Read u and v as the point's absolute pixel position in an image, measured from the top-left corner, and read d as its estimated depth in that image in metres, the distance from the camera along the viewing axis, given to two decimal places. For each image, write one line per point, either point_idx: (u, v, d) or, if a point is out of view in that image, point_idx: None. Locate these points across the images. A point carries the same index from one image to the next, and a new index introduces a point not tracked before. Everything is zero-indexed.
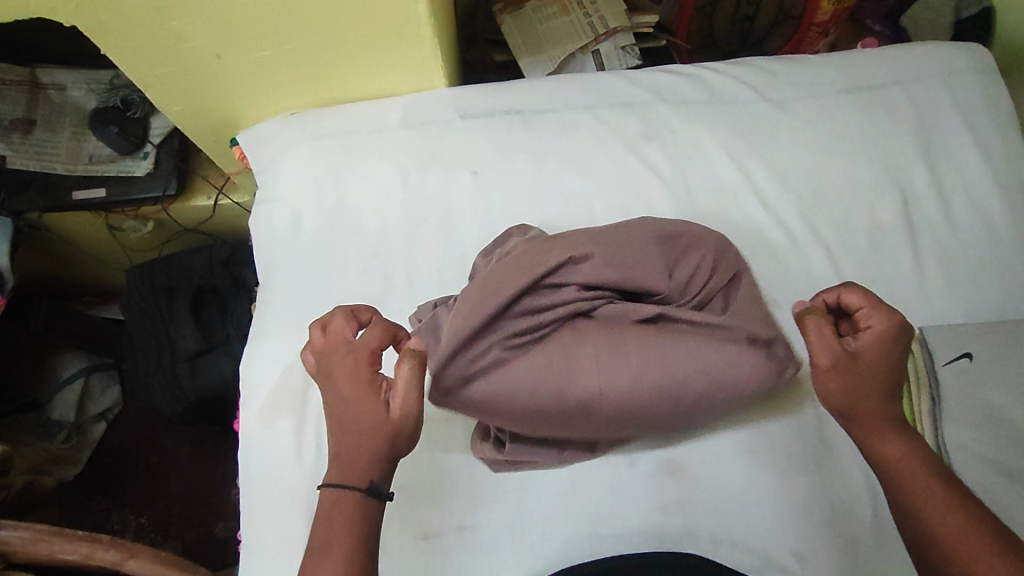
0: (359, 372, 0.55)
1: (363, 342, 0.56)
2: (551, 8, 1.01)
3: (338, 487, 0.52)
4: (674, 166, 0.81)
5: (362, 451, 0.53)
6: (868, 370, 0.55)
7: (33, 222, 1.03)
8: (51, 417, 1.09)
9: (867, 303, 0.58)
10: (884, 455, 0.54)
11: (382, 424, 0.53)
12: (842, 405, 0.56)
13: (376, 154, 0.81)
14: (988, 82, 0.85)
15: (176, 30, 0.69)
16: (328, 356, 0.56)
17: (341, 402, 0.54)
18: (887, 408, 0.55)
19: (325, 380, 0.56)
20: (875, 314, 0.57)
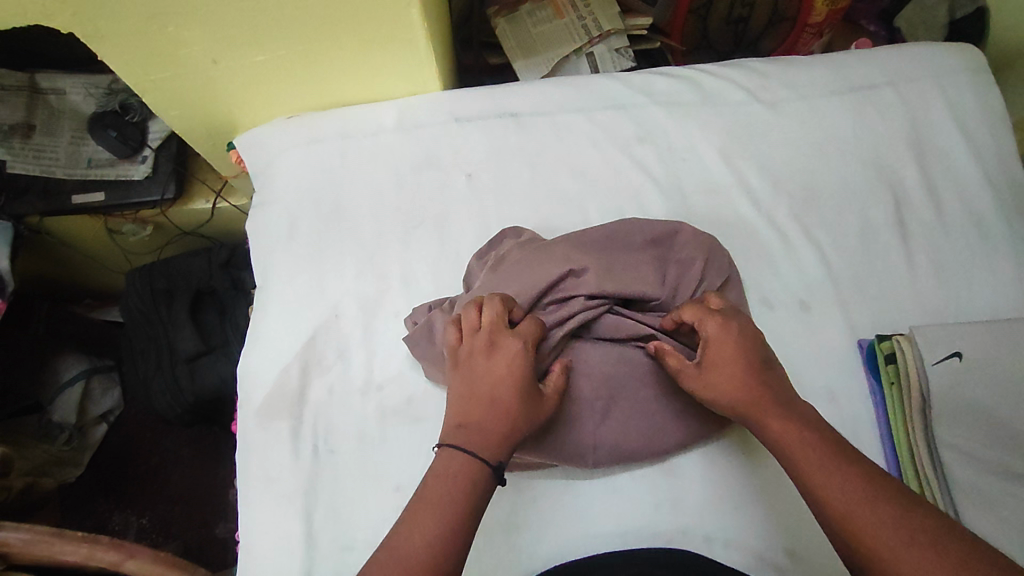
0: (520, 354, 0.58)
1: (524, 331, 0.60)
2: (545, 11, 1.02)
3: (474, 455, 0.54)
4: (667, 168, 0.81)
5: (501, 425, 0.56)
6: (725, 372, 0.59)
7: (33, 226, 1.04)
8: (52, 419, 1.09)
9: (697, 315, 0.62)
10: (773, 436, 0.56)
11: (535, 408, 0.58)
12: (730, 405, 0.59)
13: (371, 157, 0.82)
14: (979, 82, 0.86)
15: (172, 36, 0.70)
16: (490, 334, 0.60)
17: (498, 376, 0.57)
18: (760, 399, 0.57)
19: (483, 352, 0.59)
20: (709, 319, 0.61)
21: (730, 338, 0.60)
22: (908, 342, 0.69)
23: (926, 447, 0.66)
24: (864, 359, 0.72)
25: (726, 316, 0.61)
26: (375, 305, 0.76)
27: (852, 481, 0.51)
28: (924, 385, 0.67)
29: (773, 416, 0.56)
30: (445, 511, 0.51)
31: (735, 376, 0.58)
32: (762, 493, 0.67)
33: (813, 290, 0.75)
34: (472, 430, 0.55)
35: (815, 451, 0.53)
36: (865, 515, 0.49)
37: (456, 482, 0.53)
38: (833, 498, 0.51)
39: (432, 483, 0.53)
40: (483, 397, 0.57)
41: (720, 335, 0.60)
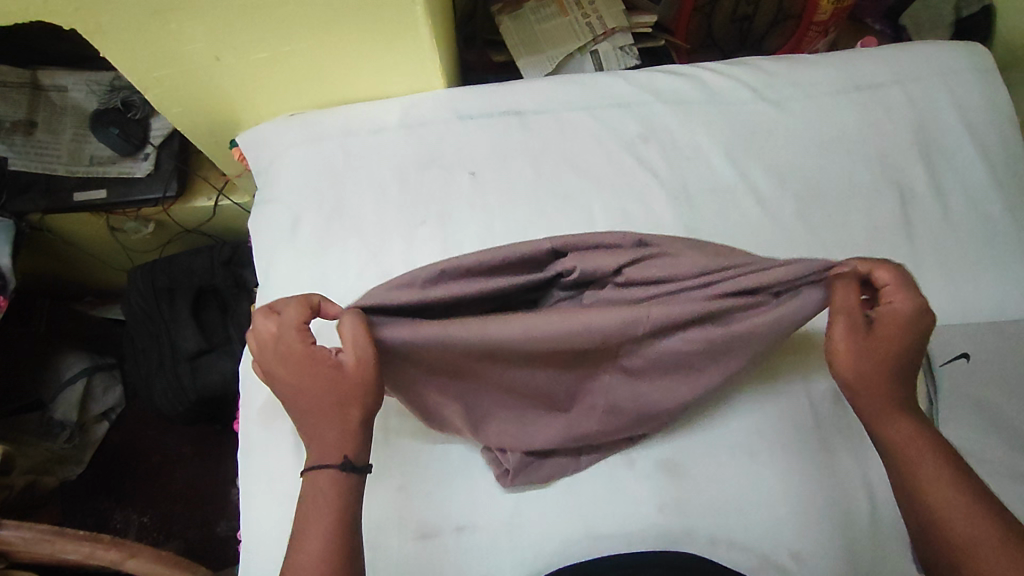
0: (298, 353, 0.56)
1: (285, 333, 0.57)
2: (550, 8, 1.01)
3: (315, 466, 0.55)
4: (672, 167, 0.81)
5: (324, 423, 0.55)
6: (884, 348, 0.57)
7: (35, 223, 1.04)
8: (53, 417, 1.09)
9: (896, 283, 0.58)
10: (892, 439, 0.57)
11: (342, 389, 0.55)
12: (850, 378, 0.58)
13: (374, 155, 0.81)
14: (987, 81, 0.85)
15: (175, 33, 0.69)
16: (265, 351, 0.58)
17: (292, 384, 0.57)
18: (886, 391, 0.58)
19: (275, 371, 0.58)
20: (899, 296, 0.57)
21: (910, 322, 0.57)
22: None
23: None
24: None
25: (921, 298, 0.57)
26: None
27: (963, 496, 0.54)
28: (931, 387, 0.66)
29: (900, 418, 0.58)
30: (323, 525, 0.54)
31: (885, 357, 0.57)
32: (766, 494, 0.66)
33: None
34: (314, 442, 0.56)
35: (934, 464, 0.55)
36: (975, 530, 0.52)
37: (319, 495, 0.55)
38: (944, 508, 0.54)
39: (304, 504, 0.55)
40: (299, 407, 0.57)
41: (902, 317, 0.57)
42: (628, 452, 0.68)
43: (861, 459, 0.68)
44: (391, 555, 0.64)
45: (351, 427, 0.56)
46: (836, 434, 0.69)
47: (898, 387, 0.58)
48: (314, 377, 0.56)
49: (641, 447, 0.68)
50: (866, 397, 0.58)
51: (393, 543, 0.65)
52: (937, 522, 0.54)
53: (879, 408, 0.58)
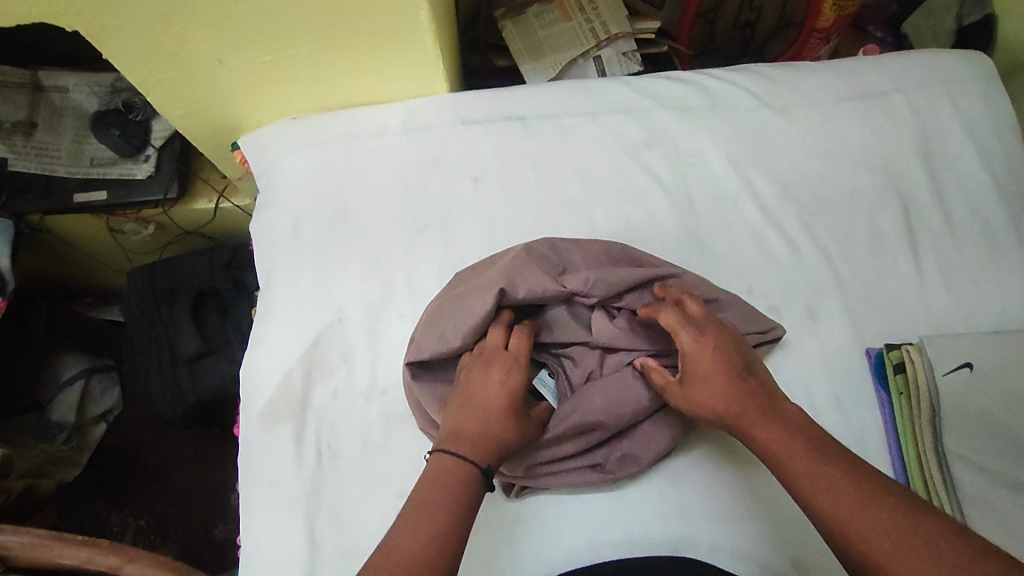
0: (513, 368, 0.60)
1: (516, 347, 0.62)
2: (553, 14, 1.01)
3: (464, 459, 0.55)
4: (675, 173, 0.81)
5: (490, 434, 0.57)
6: (710, 381, 0.58)
7: (34, 224, 1.03)
8: (51, 418, 1.08)
9: (675, 322, 0.60)
10: (757, 443, 0.55)
11: (523, 419, 0.60)
12: (712, 415, 0.58)
13: (376, 160, 0.81)
14: (989, 89, 0.85)
15: (178, 35, 0.69)
16: (490, 354, 0.62)
17: (490, 382, 0.60)
18: (748, 397, 0.56)
19: (480, 367, 0.61)
20: (686, 330, 0.60)
21: (708, 351, 0.59)
22: (918, 352, 0.68)
23: (936, 461, 0.65)
24: (871, 368, 0.72)
25: (701, 329, 0.59)
26: (380, 307, 0.75)
27: (838, 482, 0.50)
28: (934, 395, 0.66)
29: (758, 422, 0.55)
30: (436, 513, 0.52)
31: (717, 386, 0.57)
32: (769, 502, 0.66)
33: (821, 297, 0.75)
34: (468, 441, 0.57)
35: (802, 456, 0.52)
36: (853, 519, 0.48)
37: (447, 486, 0.54)
38: (823, 502, 0.49)
39: (427, 486, 0.54)
40: (476, 404, 0.59)
41: (695, 350, 0.59)
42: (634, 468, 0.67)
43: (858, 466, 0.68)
44: None
45: (502, 449, 0.57)
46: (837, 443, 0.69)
47: (749, 397, 0.56)
48: (512, 396, 0.59)
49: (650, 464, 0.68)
50: (730, 424, 0.57)
51: None
52: (823, 518, 0.49)
53: (738, 425, 0.56)
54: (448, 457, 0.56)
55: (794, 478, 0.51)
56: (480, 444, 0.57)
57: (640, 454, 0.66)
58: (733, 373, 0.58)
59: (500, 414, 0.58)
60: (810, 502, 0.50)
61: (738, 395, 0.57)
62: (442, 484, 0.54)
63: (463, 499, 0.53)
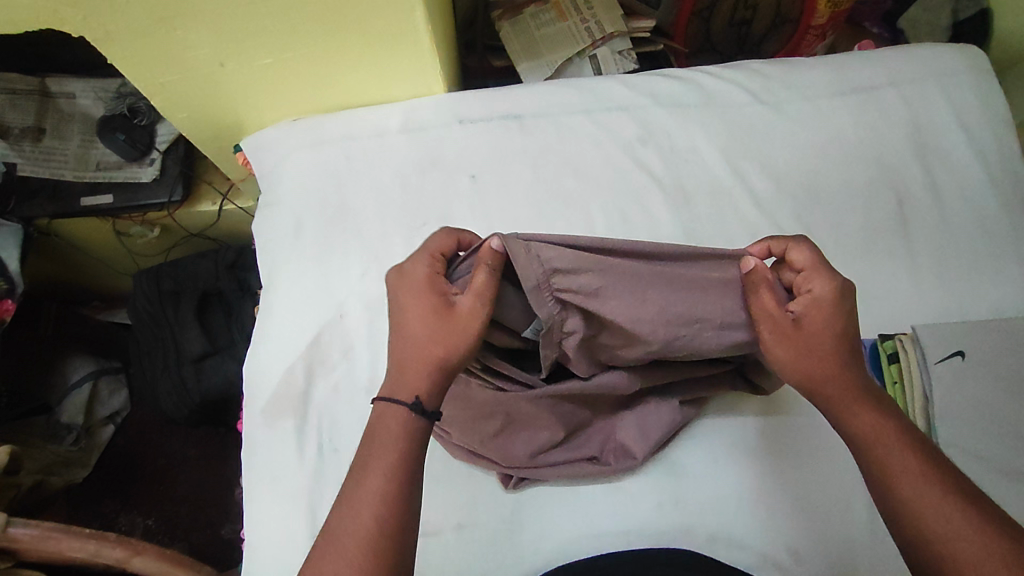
0: (425, 280, 0.56)
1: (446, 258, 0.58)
2: (549, 14, 1.02)
3: (391, 400, 0.54)
4: (670, 169, 0.82)
5: (421, 361, 0.54)
6: (818, 344, 0.56)
7: (43, 228, 1.05)
8: (60, 420, 1.10)
9: (811, 265, 0.57)
10: (854, 429, 0.55)
11: (454, 328, 0.53)
12: (800, 380, 0.57)
13: (375, 159, 0.82)
14: (982, 81, 0.86)
15: (179, 39, 0.71)
16: (415, 267, 0.57)
17: (413, 303, 0.55)
18: (847, 383, 0.56)
19: (404, 286, 0.56)
20: (823, 280, 0.56)
21: (830, 307, 0.56)
22: (911, 342, 0.68)
23: None
24: (866, 358, 0.71)
25: (843, 287, 0.56)
26: (380, 303, 0.76)
27: (942, 489, 0.50)
28: (926, 385, 0.67)
29: (864, 410, 0.55)
30: (384, 475, 0.51)
31: (825, 350, 0.56)
32: (765, 491, 0.67)
33: None
34: (397, 376, 0.55)
35: (911, 455, 0.53)
36: (949, 525, 0.49)
37: (386, 433, 0.53)
38: (921, 502, 0.50)
39: (370, 433, 0.54)
40: (402, 332, 0.56)
41: (829, 305, 0.56)
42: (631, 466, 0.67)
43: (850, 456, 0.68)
44: None
45: (433, 373, 0.54)
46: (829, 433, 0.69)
47: (846, 374, 0.56)
48: (432, 313, 0.54)
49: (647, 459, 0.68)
50: (821, 400, 0.57)
51: None
52: (911, 512, 0.51)
53: (833, 407, 0.56)
54: (384, 400, 0.54)
55: (895, 471, 0.52)
56: (417, 375, 0.54)
57: (636, 446, 0.66)
58: (840, 344, 0.56)
59: (423, 332, 0.54)
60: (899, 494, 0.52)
61: (841, 367, 0.56)
62: (381, 433, 0.53)
63: (406, 440, 0.53)
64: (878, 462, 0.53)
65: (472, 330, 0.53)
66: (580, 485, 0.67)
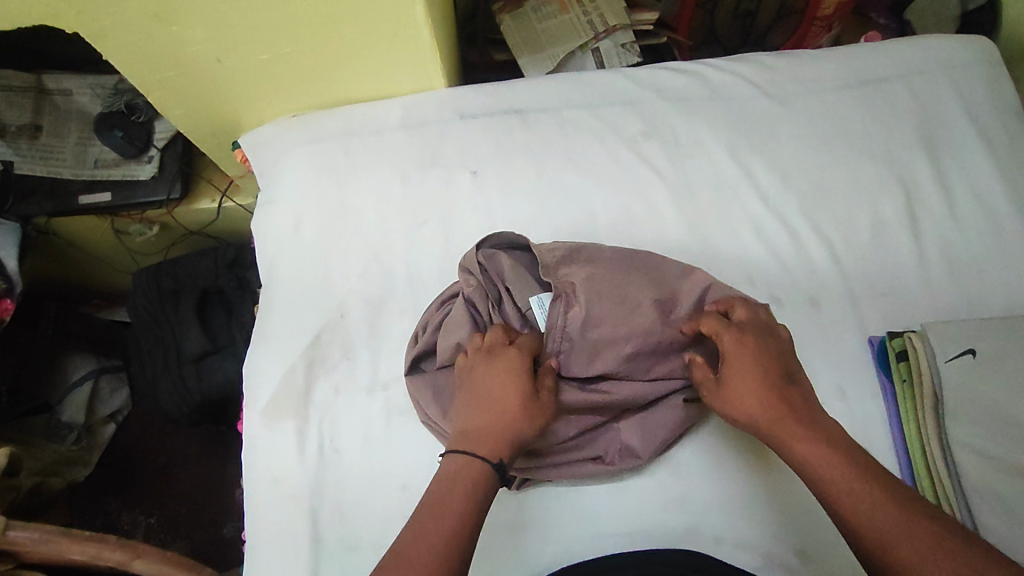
0: (518, 360, 0.59)
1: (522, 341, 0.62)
2: (551, 7, 1.01)
3: (471, 455, 0.54)
4: (675, 164, 0.80)
5: (502, 426, 0.56)
6: (747, 388, 0.57)
7: (41, 226, 1.04)
8: (61, 419, 1.10)
9: (714, 326, 0.61)
10: (796, 457, 0.54)
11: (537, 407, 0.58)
12: (752, 422, 0.57)
13: (375, 156, 0.81)
14: (993, 73, 0.84)
15: (175, 34, 0.70)
16: (499, 346, 0.61)
17: (497, 374, 0.58)
18: (792, 412, 0.55)
19: (486, 360, 0.60)
20: (727, 332, 0.60)
21: (749, 354, 0.59)
22: (921, 339, 0.67)
23: (940, 450, 0.64)
24: (873, 357, 0.71)
25: (745, 331, 0.60)
26: (381, 302, 0.76)
27: (886, 510, 0.49)
28: (937, 384, 0.66)
29: (800, 438, 0.54)
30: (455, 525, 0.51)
31: (757, 392, 0.57)
32: (772, 491, 0.66)
33: (824, 288, 0.74)
34: (473, 436, 0.56)
35: (849, 480, 0.51)
36: (900, 548, 0.47)
37: (458, 489, 0.53)
38: (873, 527, 0.49)
39: (442, 485, 0.53)
40: (483, 395, 0.58)
41: (737, 350, 0.59)
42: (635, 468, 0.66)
43: None
44: None
45: (513, 440, 0.56)
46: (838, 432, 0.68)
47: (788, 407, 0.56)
48: (519, 382, 0.58)
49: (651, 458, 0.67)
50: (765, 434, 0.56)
51: None
52: (868, 541, 0.49)
53: (773, 437, 0.55)
54: (461, 458, 0.55)
55: (837, 496, 0.51)
56: (496, 442, 0.55)
57: (639, 445, 0.65)
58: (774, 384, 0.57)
59: (511, 403, 0.57)
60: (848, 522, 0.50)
61: (775, 398, 0.56)
62: (455, 486, 0.53)
63: (478, 499, 0.53)
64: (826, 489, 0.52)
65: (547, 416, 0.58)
66: (584, 486, 0.66)
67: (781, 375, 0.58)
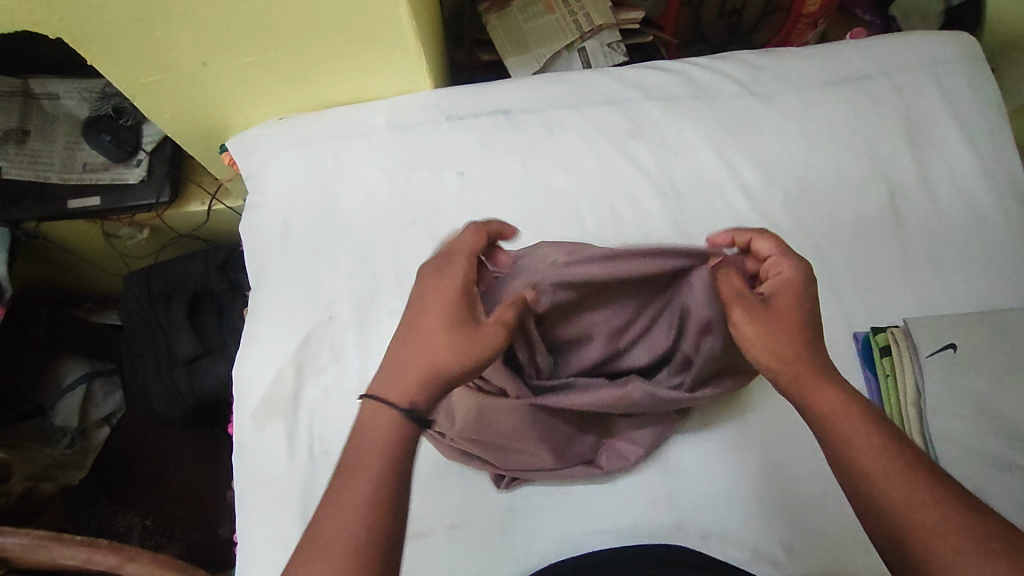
0: (453, 281, 0.53)
1: (466, 246, 0.57)
2: (537, 7, 1.01)
3: (382, 396, 0.48)
4: (660, 163, 0.81)
5: (425, 359, 0.49)
6: (785, 316, 0.54)
7: (31, 231, 1.05)
8: (53, 423, 1.10)
9: (776, 252, 0.58)
10: (820, 407, 0.51)
11: (467, 333, 0.50)
12: (773, 362, 0.54)
13: (363, 157, 0.82)
14: (975, 69, 0.85)
15: (159, 39, 0.70)
16: (441, 264, 0.55)
17: (430, 298, 0.52)
18: (813, 358, 0.53)
19: (426, 283, 0.53)
20: (789, 263, 0.57)
21: (797, 290, 0.56)
22: (902, 334, 0.69)
23: (923, 443, 0.65)
24: (858, 351, 0.72)
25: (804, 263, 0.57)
26: (369, 303, 0.76)
27: (911, 467, 0.46)
28: (918, 378, 0.67)
29: (820, 383, 0.52)
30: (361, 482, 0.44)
31: (797, 323, 0.54)
32: (757, 485, 0.67)
33: None
34: (392, 373, 0.49)
35: (872, 436, 0.48)
36: (929, 510, 0.44)
37: (371, 438, 0.46)
38: (897, 487, 0.45)
39: (353, 436, 0.47)
40: (411, 323, 0.51)
41: (795, 284, 0.56)
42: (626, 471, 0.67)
43: None
44: None
45: (434, 376, 0.49)
46: None
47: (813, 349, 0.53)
48: (450, 309, 0.51)
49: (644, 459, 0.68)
50: (780, 381, 0.54)
51: None
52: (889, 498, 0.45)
53: (796, 382, 0.53)
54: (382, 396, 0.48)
55: (863, 451, 0.48)
56: (423, 378, 0.49)
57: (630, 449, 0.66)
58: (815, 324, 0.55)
59: (439, 331, 0.50)
60: (872, 479, 0.47)
61: (801, 347, 0.53)
62: (364, 437, 0.47)
63: (390, 451, 0.46)
64: (844, 444, 0.49)
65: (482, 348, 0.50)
66: (576, 487, 0.67)
67: (810, 327, 0.54)
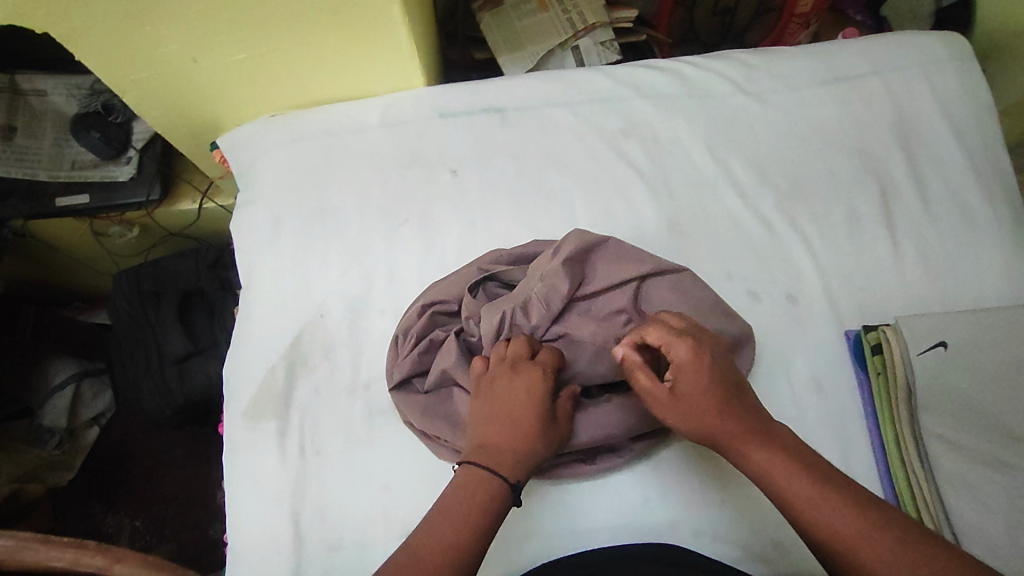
0: (540, 377, 0.59)
1: (540, 357, 0.61)
2: (530, 5, 1.01)
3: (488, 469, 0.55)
4: (654, 162, 0.81)
5: (518, 445, 0.56)
6: (700, 401, 0.55)
7: (18, 229, 1.03)
8: (42, 424, 1.07)
9: (666, 338, 0.56)
10: (756, 468, 0.53)
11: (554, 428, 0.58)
12: (704, 437, 0.55)
13: (354, 156, 0.81)
14: (965, 69, 0.86)
15: (149, 35, 0.69)
16: (521, 363, 0.60)
17: (518, 392, 0.58)
18: (743, 422, 0.54)
19: (506, 376, 0.59)
20: (679, 345, 0.56)
21: (705, 367, 0.55)
22: (894, 334, 0.68)
23: (913, 443, 0.65)
24: (850, 349, 0.73)
25: (698, 340, 0.56)
26: (361, 303, 0.75)
27: (848, 508, 0.49)
28: (909, 376, 0.66)
29: (756, 446, 0.54)
30: (462, 525, 0.52)
31: (709, 405, 0.54)
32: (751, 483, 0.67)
33: (800, 283, 0.75)
34: (490, 451, 0.56)
35: (803, 484, 0.51)
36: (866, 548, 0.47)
37: (476, 497, 0.53)
38: (845, 532, 0.48)
39: (451, 496, 0.54)
40: (503, 412, 0.57)
41: (691, 364, 0.55)
42: (618, 470, 0.67)
43: (837, 448, 0.68)
44: (377, 553, 0.65)
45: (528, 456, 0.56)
46: (815, 425, 0.69)
47: (740, 415, 0.54)
48: (537, 404, 0.58)
49: (636, 458, 0.67)
50: (718, 444, 0.55)
51: (377, 542, 0.65)
52: (821, 530, 0.49)
53: (732, 445, 0.54)
54: (473, 465, 0.55)
55: (801, 507, 0.50)
56: (508, 456, 0.56)
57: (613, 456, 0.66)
58: (733, 394, 0.55)
59: (527, 424, 0.57)
60: (814, 530, 0.49)
61: (724, 420, 0.54)
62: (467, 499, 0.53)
63: (491, 511, 0.53)
64: (786, 498, 0.51)
65: (560, 439, 0.59)
66: (569, 487, 0.67)
67: (733, 386, 0.55)
